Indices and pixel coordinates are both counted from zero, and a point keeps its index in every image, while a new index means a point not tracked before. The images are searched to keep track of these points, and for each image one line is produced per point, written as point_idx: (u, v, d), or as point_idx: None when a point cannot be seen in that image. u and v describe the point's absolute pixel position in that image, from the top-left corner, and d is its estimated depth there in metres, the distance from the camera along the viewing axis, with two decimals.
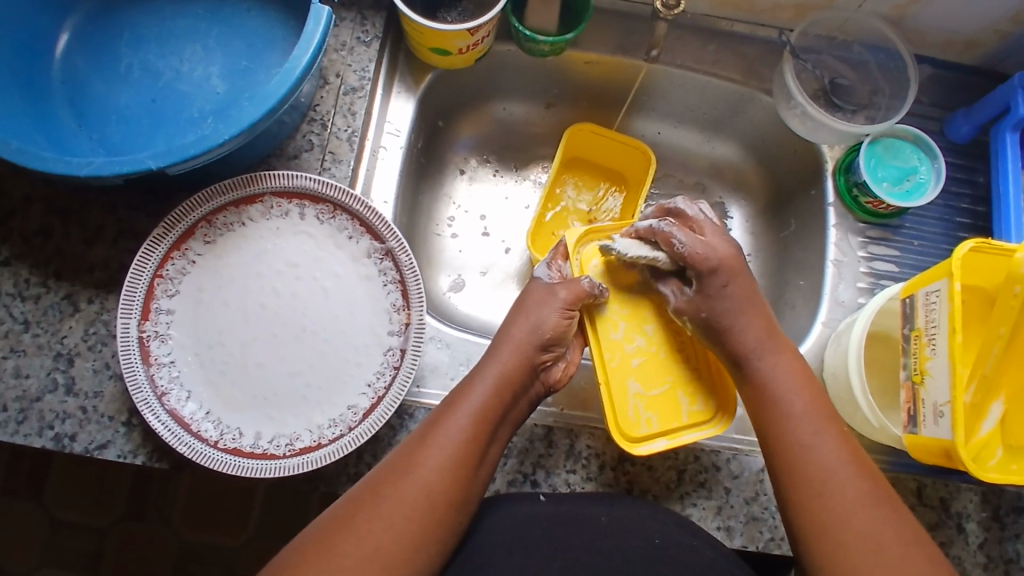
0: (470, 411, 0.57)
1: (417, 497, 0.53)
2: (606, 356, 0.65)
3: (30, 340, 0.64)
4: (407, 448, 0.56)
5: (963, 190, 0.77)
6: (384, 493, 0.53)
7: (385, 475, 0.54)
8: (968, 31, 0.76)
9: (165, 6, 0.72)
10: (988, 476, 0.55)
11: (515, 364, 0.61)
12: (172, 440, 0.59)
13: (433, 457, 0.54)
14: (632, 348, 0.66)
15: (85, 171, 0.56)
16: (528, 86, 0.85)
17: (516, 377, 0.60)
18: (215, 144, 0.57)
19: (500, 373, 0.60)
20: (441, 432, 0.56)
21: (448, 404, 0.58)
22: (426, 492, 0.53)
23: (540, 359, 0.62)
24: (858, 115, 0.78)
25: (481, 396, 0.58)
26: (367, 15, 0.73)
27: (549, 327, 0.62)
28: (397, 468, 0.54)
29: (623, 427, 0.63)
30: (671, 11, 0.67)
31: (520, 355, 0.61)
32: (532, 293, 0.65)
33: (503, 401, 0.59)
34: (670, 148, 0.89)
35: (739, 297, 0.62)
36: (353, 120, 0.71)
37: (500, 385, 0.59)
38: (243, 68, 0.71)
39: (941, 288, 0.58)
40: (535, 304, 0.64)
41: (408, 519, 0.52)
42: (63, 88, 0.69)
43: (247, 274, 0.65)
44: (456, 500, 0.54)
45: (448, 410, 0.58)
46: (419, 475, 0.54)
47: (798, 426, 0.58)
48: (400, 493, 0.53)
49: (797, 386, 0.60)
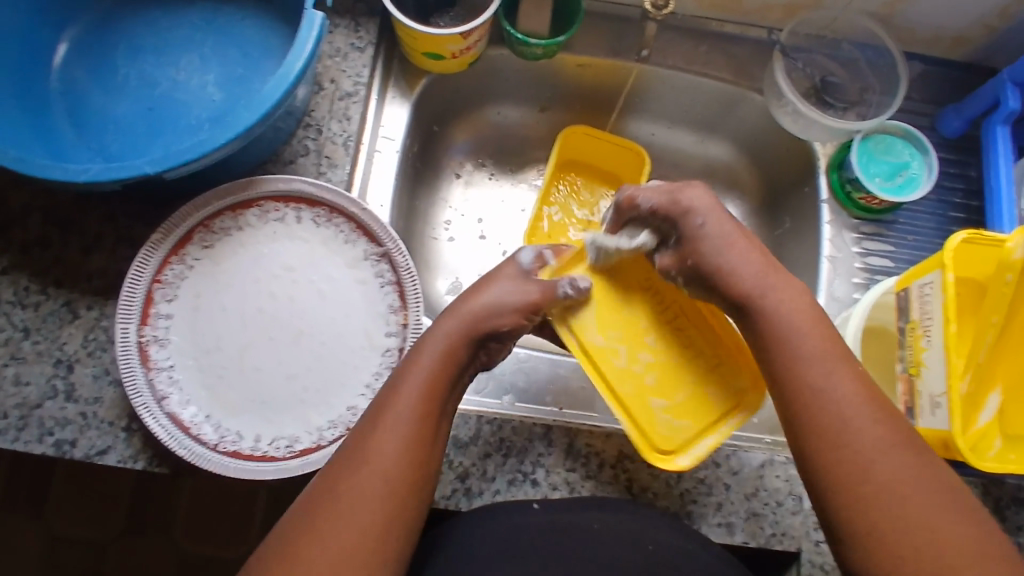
0: (417, 395, 0.55)
1: (374, 493, 0.51)
2: (613, 383, 0.63)
3: (29, 347, 0.64)
4: (357, 441, 0.53)
5: (956, 185, 0.78)
6: (340, 493, 0.51)
7: (338, 471, 0.52)
8: (956, 28, 0.77)
9: (162, 17, 0.73)
10: (985, 466, 0.56)
11: (465, 349, 0.59)
12: (171, 443, 0.59)
13: (384, 446, 0.53)
14: (626, 361, 0.64)
15: (82, 177, 0.57)
16: (521, 90, 0.86)
17: (462, 360, 0.59)
18: (210, 148, 0.58)
19: (450, 359, 0.58)
20: (391, 421, 0.54)
21: (392, 387, 0.56)
22: (386, 486, 0.51)
23: (489, 346, 0.61)
24: (850, 112, 0.78)
25: (426, 373, 0.57)
26: (361, 21, 0.74)
27: (508, 317, 0.61)
28: (348, 460, 0.53)
29: (656, 445, 0.62)
30: (661, 11, 0.68)
31: (474, 340, 0.60)
32: (499, 274, 0.64)
33: (449, 382, 0.57)
34: (664, 149, 0.90)
35: (722, 229, 0.58)
36: (348, 125, 0.71)
37: (444, 367, 0.57)
38: (238, 77, 0.71)
39: (934, 280, 0.59)
40: (500, 296, 0.61)
41: (373, 520, 0.50)
42: (62, 100, 0.70)
43: (243, 278, 0.66)
44: (417, 492, 0.53)
45: (394, 396, 0.56)
46: (372, 470, 0.52)
47: (782, 361, 0.55)
48: (357, 490, 0.51)
49: (808, 327, 0.55)
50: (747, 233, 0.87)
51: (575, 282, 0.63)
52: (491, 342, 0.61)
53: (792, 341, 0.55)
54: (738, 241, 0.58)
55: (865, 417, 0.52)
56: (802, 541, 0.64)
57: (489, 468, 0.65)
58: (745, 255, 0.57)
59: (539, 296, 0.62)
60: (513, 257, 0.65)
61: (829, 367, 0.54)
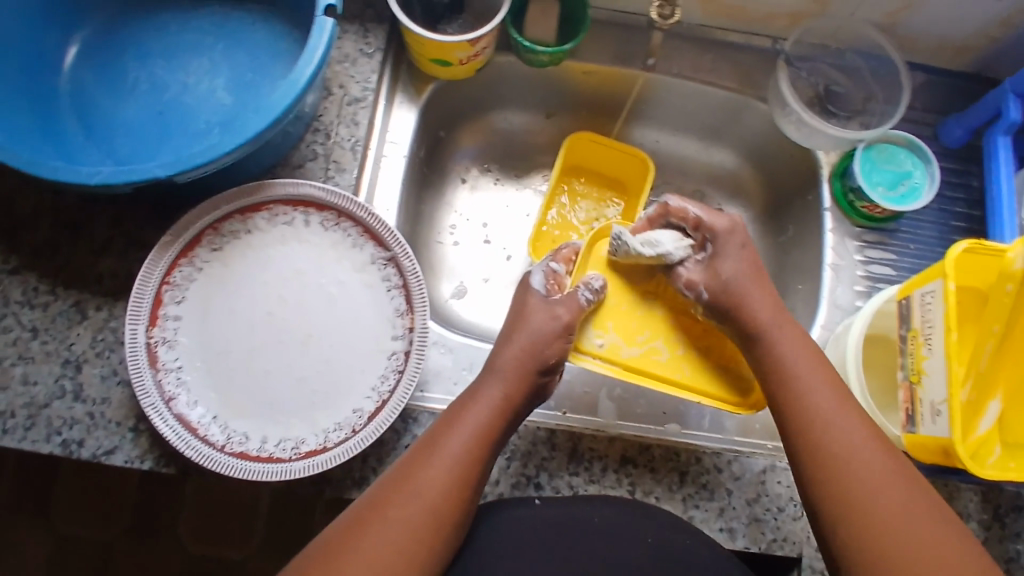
0: (470, 430, 0.58)
1: (417, 516, 0.53)
2: (670, 377, 0.68)
3: (38, 347, 0.65)
4: (408, 465, 0.56)
5: (958, 194, 0.79)
6: (388, 510, 0.53)
7: (388, 492, 0.54)
8: (959, 38, 0.78)
9: (172, 21, 0.74)
10: (986, 473, 0.56)
11: (519, 387, 0.62)
12: (179, 444, 0.60)
13: (436, 478, 0.55)
14: (666, 352, 0.69)
15: (95, 180, 0.58)
16: (527, 96, 0.87)
17: (516, 398, 0.62)
18: (222, 153, 0.59)
19: (503, 394, 0.61)
20: (440, 450, 0.57)
21: (447, 422, 0.59)
22: (430, 512, 0.53)
23: (551, 376, 0.65)
24: (853, 121, 0.79)
25: (482, 414, 0.60)
26: (370, 27, 0.75)
27: (552, 343, 0.64)
28: (399, 480, 0.55)
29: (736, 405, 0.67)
30: (667, 21, 0.69)
31: (523, 369, 0.63)
32: (530, 306, 0.67)
33: (504, 423, 0.60)
34: (668, 156, 0.90)
35: (743, 271, 0.66)
36: (356, 130, 0.72)
37: (499, 409, 0.60)
38: (248, 81, 0.72)
39: (936, 288, 0.59)
40: (536, 319, 0.65)
41: (414, 538, 0.52)
42: (74, 102, 0.70)
43: (251, 280, 0.66)
44: (455, 520, 0.54)
45: (446, 429, 0.58)
46: (421, 494, 0.54)
47: (815, 414, 0.58)
48: (404, 512, 0.53)
49: (816, 377, 0.60)
50: (751, 239, 0.88)
51: (592, 285, 0.68)
52: (547, 370, 0.64)
53: (808, 383, 0.60)
54: (757, 283, 0.66)
55: (870, 458, 0.55)
56: (803, 547, 0.65)
57: (493, 471, 0.66)
58: (761, 296, 0.65)
59: (569, 316, 0.66)
60: (525, 284, 0.69)
61: (834, 409, 0.58)
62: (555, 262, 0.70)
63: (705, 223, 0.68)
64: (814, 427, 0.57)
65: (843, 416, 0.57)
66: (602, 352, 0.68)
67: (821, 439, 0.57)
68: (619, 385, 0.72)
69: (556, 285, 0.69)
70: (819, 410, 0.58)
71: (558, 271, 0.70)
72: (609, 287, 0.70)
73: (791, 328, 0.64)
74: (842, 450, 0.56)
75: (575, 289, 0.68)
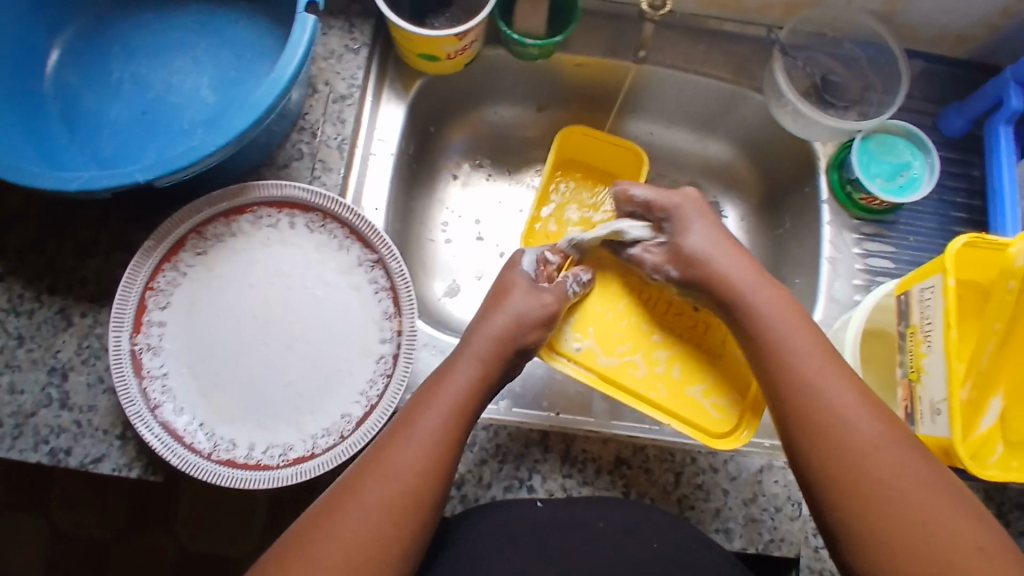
0: (445, 407, 0.57)
1: (396, 497, 0.52)
2: (642, 393, 0.69)
3: (24, 355, 0.64)
4: (383, 445, 0.55)
5: (959, 185, 0.77)
6: (364, 493, 0.52)
7: (364, 475, 0.53)
8: (959, 25, 0.76)
9: (155, 19, 0.72)
10: (988, 474, 0.55)
11: (493, 364, 0.61)
12: (165, 452, 0.59)
13: (413, 460, 0.54)
14: (644, 368, 0.70)
15: (73, 185, 0.56)
16: (518, 90, 0.85)
17: (490, 376, 0.61)
18: (202, 155, 0.57)
19: (478, 372, 0.60)
20: (414, 430, 0.55)
21: (422, 399, 0.58)
22: (409, 494, 0.52)
23: (520, 359, 0.65)
24: (851, 111, 0.77)
25: (458, 393, 0.58)
26: (355, 23, 0.73)
27: (533, 329, 0.65)
28: (374, 460, 0.54)
29: (706, 429, 0.67)
30: (658, 12, 0.67)
31: (494, 351, 0.62)
32: (512, 286, 0.66)
33: (477, 401, 0.59)
34: (663, 148, 0.89)
35: (707, 236, 0.65)
36: (342, 128, 0.71)
37: (474, 388, 0.59)
38: (232, 80, 0.71)
39: (936, 283, 0.57)
40: (520, 306, 0.65)
41: (388, 521, 0.51)
42: (55, 104, 0.69)
43: (236, 284, 0.65)
44: (432, 502, 0.53)
45: (422, 408, 0.57)
46: (397, 477, 0.53)
47: (803, 368, 0.57)
48: (381, 496, 0.52)
49: (793, 329, 0.59)
50: (748, 232, 0.87)
51: (579, 279, 0.70)
52: (520, 355, 0.64)
53: (796, 345, 0.58)
54: (720, 247, 0.65)
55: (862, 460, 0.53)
56: (801, 547, 0.64)
57: (486, 475, 0.65)
58: (732, 259, 0.64)
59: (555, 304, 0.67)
60: (514, 261, 0.69)
61: (825, 369, 0.56)
62: (548, 251, 0.71)
63: (655, 204, 0.68)
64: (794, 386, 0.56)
65: (841, 373, 0.56)
66: (577, 355, 0.70)
67: (814, 400, 0.55)
68: None
69: (545, 274, 0.70)
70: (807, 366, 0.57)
71: (549, 259, 0.71)
72: (597, 293, 0.73)
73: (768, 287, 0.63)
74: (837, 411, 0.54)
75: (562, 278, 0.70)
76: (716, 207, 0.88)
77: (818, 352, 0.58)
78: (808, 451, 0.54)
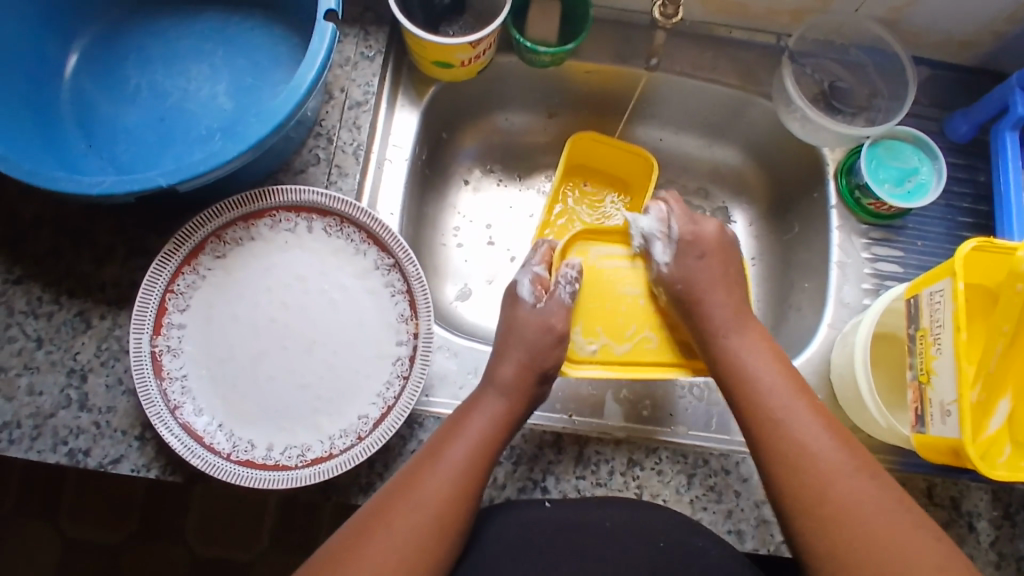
0: (472, 440, 0.59)
1: (425, 525, 0.53)
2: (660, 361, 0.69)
3: (43, 357, 0.64)
4: (412, 472, 0.57)
5: (965, 190, 0.78)
6: (392, 519, 0.53)
7: (391, 500, 0.55)
8: (964, 32, 0.77)
9: (172, 27, 0.74)
10: (997, 474, 0.56)
11: (519, 399, 0.63)
12: (185, 453, 0.60)
13: (440, 486, 0.55)
14: (654, 339, 0.70)
15: (96, 190, 0.57)
16: (529, 96, 0.86)
17: (516, 411, 0.62)
18: (222, 161, 0.58)
19: (503, 407, 0.62)
20: (442, 460, 0.57)
21: (450, 430, 0.60)
22: (437, 521, 0.54)
23: (546, 385, 0.65)
24: (859, 118, 0.78)
25: (484, 425, 0.60)
26: (370, 30, 0.74)
27: (550, 351, 0.65)
28: (405, 487, 0.55)
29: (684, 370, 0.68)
30: (670, 20, 0.68)
31: (520, 384, 0.63)
32: (518, 319, 0.66)
33: (503, 435, 0.61)
34: (672, 154, 0.90)
35: (713, 274, 0.68)
36: (357, 135, 0.72)
37: (500, 421, 0.61)
38: (249, 86, 0.72)
39: (945, 287, 0.58)
40: (525, 333, 0.65)
41: (419, 546, 0.52)
42: (74, 110, 0.70)
43: (255, 288, 0.66)
44: (460, 529, 0.55)
45: (449, 438, 0.59)
46: (426, 503, 0.54)
47: (771, 405, 0.59)
48: (410, 522, 0.53)
49: (768, 366, 0.62)
50: (756, 237, 0.88)
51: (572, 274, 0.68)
52: (544, 380, 0.64)
53: (766, 382, 0.61)
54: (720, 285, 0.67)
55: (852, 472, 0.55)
56: None
57: (500, 476, 0.65)
58: (723, 297, 0.66)
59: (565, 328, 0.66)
60: (513, 296, 0.69)
61: (788, 399, 0.60)
62: (540, 267, 0.70)
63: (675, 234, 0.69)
64: (770, 427, 0.59)
65: (808, 409, 0.59)
66: (596, 358, 0.69)
67: (783, 439, 0.58)
68: (625, 386, 0.71)
69: (543, 289, 0.69)
70: (773, 397, 0.60)
71: (543, 274, 0.70)
72: (590, 291, 0.70)
73: (755, 329, 0.66)
74: (797, 438, 0.57)
75: (556, 283, 0.68)
76: (725, 212, 0.89)
77: (798, 397, 0.60)
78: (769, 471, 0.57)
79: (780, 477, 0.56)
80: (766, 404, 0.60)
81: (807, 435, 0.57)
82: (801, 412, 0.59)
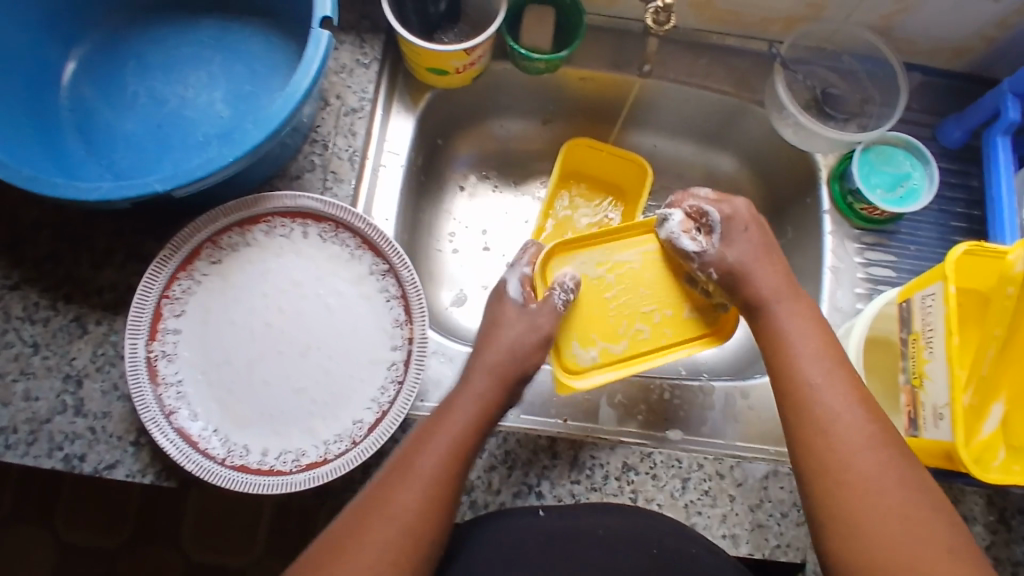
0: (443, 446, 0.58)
1: (399, 535, 0.53)
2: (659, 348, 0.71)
3: (39, 362, 0.65)
4: (385, 480, 0.56)
5: (957, 195, 0.78)
6: (365, 533, 0.52)
7: (366, 510, 0.54)
8: (955, 39, 0.77)
9: (169, 35, 0.74)
10: (989, 477, 0.56)
11: (494, 397, 0.62)
12: (179, 457, 0.60)
13: (413, 494, 0.54)
14: (648, 328, 0.71)
15: (93, 196, 0.57)
16: (524, 103, 0.87)
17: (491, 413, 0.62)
18: (219, 166, 0.58)
19: (477, 414, 0.61)
20: (413, 467, 0.56)
21: (422, 435, 0.59)
22: (411, 531, 0.53)
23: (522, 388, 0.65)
24: (851, 123, 0.78)
25: (457, 428, 0.59)
26: (366, 37, 0.75)
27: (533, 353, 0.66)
28: (378, 497, 0.54)
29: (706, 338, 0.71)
30: (662, 27, 0.68)
31: (493, 391, 0.63)
32: (502, 316, 0.68)
33: (477, 437, 0.60)
34: (666, 159, 0.90)
35: (752, 244, 0.67)
36: (353, 141, 0.72)
37: (474, 424, 0.60)
38: (246, 94, 0.72)
39: (936, 291, 0.59)
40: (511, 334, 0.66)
41: (394, 556, 0.52)
42: (73, 115, 0.71)
43: (251, 294, 0.66)
44: (436, 535, 0.54)
45: (422, 444, 0.58)
46: (398, 512, 0.53)
47: (810, 373, 0.58)
48: (382, 533, 0.52)
49: (808, 334, 0.61)
50: None
51: (565, 285, 0.69)
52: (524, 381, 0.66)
53: (800, 349, 0.60)
54: (761, 257, 0.66)
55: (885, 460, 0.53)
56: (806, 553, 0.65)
57: (495, 481, 0.65)
58: (768, 273, 0.66)
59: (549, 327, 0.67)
60: (501, 291, 0.70)
61: (827, 371, 0.58)
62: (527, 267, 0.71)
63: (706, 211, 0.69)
64: (802, 401, 0.57)
65: (845, 378, 0.58)
66: (599, 362, 0.70)
67: (824, 414, 0.56)
68: (620, 391, 0.71)
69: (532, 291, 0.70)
70: (812, 368, 0.58)
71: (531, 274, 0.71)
72: (585, 300, 0.71)
73: (794, 300, 0.65)
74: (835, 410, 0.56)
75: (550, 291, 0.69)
76: None
77: (841, 368, 0.59)
78: (798, 441, 0.56)
79: (813, 467, 0.54)
80: (802, 374, 0.59)
81: (839, 411, 0.56)
82: (837, 384, 0.57)
